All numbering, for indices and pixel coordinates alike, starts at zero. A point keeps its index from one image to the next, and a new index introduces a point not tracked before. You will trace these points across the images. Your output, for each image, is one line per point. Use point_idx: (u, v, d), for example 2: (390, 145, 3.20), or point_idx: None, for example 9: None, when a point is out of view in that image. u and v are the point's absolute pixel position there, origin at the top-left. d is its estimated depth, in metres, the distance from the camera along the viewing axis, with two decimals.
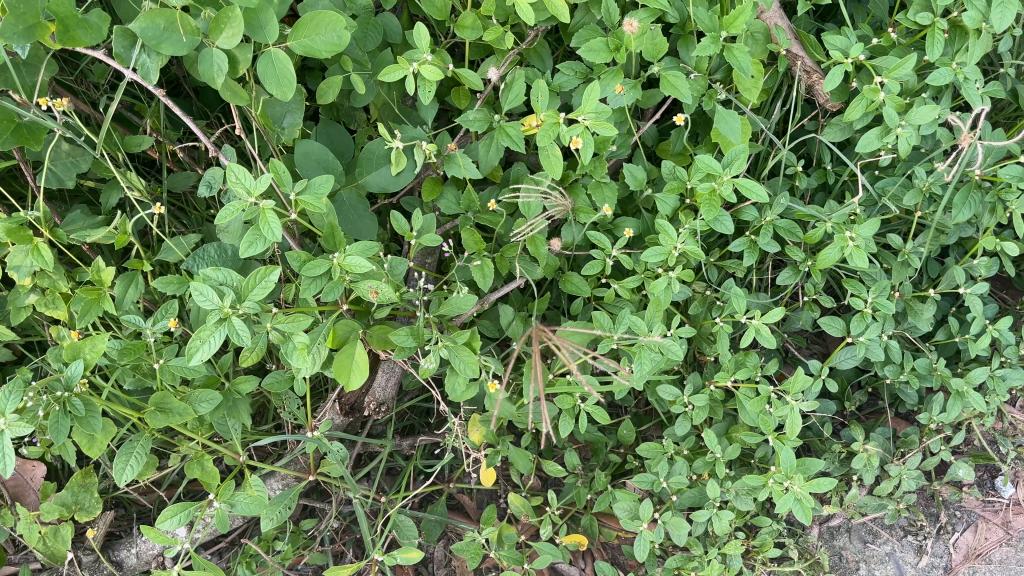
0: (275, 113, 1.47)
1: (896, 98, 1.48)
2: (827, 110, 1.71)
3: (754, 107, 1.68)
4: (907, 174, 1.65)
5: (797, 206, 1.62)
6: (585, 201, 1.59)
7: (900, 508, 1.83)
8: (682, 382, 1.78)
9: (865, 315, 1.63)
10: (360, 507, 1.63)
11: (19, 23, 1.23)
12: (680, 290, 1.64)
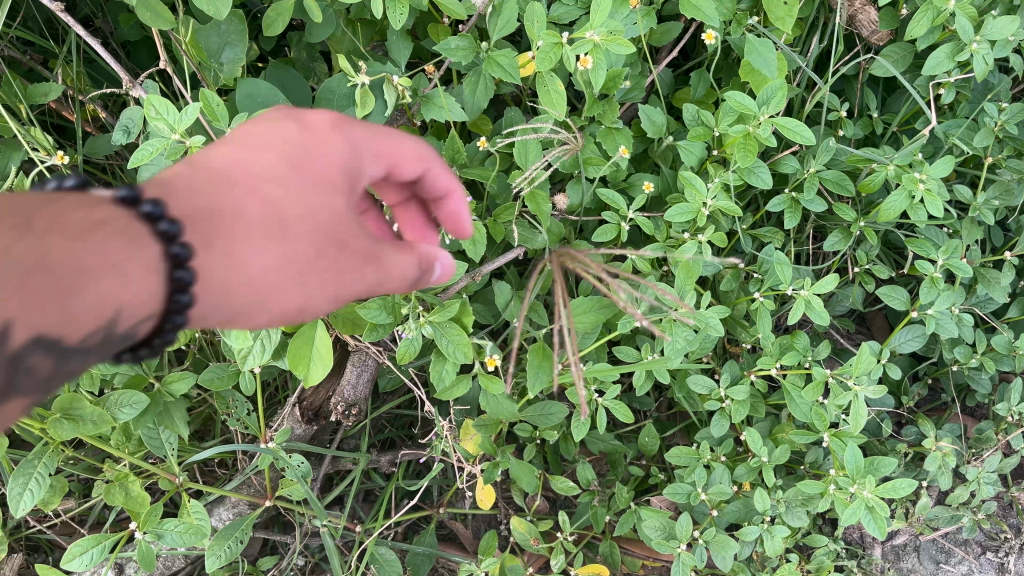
0: (211, 46, 1.20)
1: (968, 8, 1.22)
2: (872, 47, 1.46)
3: (788, 42, 1.42)
4: (973, 115, 1.39)
5: (848, 151, 1.35)
6: (595, 150, 1.30)
7: (978, 519, 1.52)
8: (715, 376, 1.49)
9: (935, 281, 1.34)
10: (329, 538, 1.31)
11: None
12: (711, 259, 1.36)
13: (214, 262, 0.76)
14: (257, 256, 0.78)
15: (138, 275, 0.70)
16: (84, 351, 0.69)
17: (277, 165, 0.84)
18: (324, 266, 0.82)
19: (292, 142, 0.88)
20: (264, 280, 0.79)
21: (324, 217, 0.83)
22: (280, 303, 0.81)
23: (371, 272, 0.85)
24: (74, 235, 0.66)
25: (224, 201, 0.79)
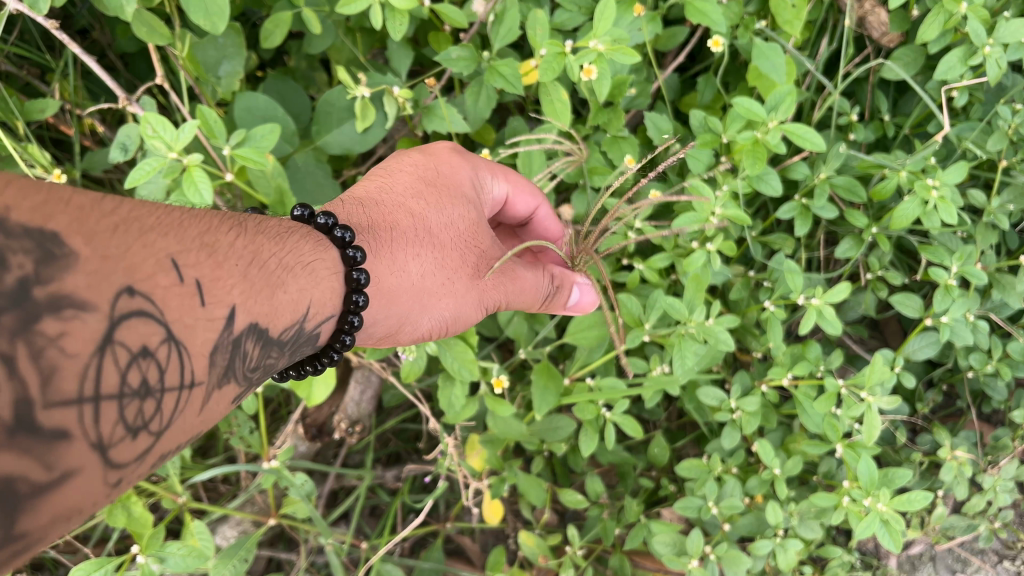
0: (209, 60, 1.18)
1: (981, 11, 1.19)
2: (882, 49, 1.43)
3: (796, 45, 1.39)
4: (987, 118, 1.36)
5: (859, 156, 1.33)
6: (600, 159, 1.28)
7: (996, 528, 1.49)
8: (725, 386, 1.46)
9: (949, 288, 1.31)
10: (334, 555, 1.27)
11: None
12: (720, 269, 1.33)
13: (390, 267, 0.95)
14: (421, 264, 0.98)
15: (324, 281, 0.85)
16: (270, 347, 0.77)
17: (417, 185, 1.04)
18: (473, 273, 1.02)
19: (422, 163, 1.08)
20: (432, 276, 0.98)
21: (459, 227, 1.03)
22: (445, 300, 1.00)
23: (511, 282, 1.06)
24: (249, 236, 0.80)
25: (393, 219, 0.99)
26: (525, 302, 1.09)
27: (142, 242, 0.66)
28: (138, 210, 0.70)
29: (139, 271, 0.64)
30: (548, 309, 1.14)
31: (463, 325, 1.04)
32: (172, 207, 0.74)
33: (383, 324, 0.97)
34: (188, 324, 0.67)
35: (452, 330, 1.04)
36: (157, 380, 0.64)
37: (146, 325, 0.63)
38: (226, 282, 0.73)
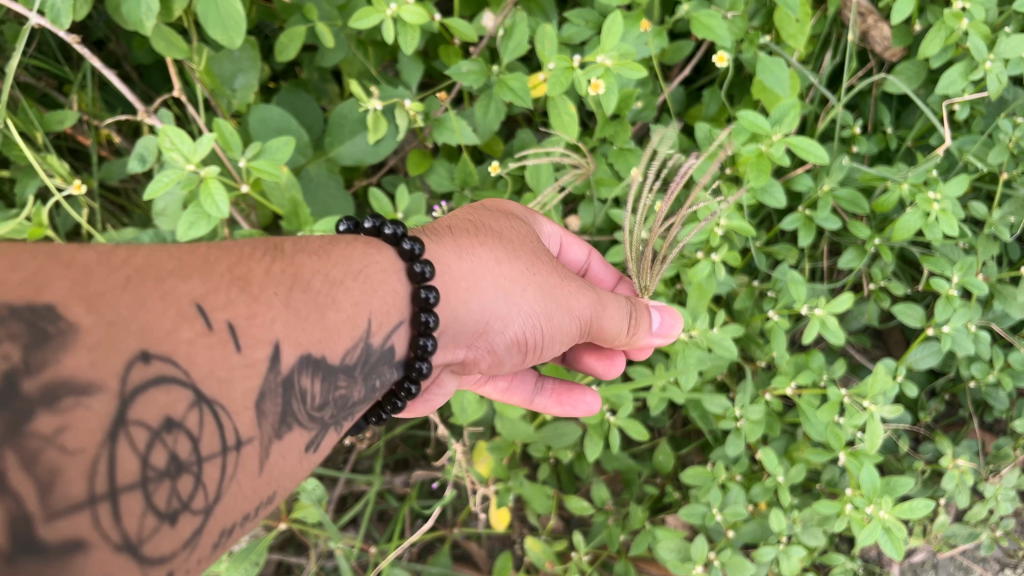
0: (224, 73, 1.21)
1: (982, 27, 1.22)
2: (885, 62, 1.45)
3: (800, 58, 1.41)
4: (988, 131, 1.38)
5: (862, 169, 1.35)
6: (606, 171, 1.31)
7: (998, 536, 1.51)
8: (730, 394, 1.48)
9: (950, 298, 1.33)
10: (343, 559, 1.29)
11: None
12: (725, 278, 1.35)
13: (463, 261, 0.95)
14: (491, 259, 0.97)
15: (379, 295, 0.87)
16: (330, 374, 0.80)
17: (482, 210, 1.07)
18: (545, 267, 1.01)
19: (485, 201, 1.11)
20: (507, 266, 0.98)
21: (530, 241, 1.04)
22: (529, 292, 0.98)
23: (588, 281, 1.05)
24: (292, 256, 0.82)
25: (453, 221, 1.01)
26: (615, 310, 1.06)
27: (160, 298, 0.69)
28: (161, 261, 0.72)
29: (153, 334, 0.67)
30: (641, 330, 1.10)
31: (557, 326, 1.01)
32: (194, 251, 0.77)
33: (470, 325, 0.96)
34: (220, 378, 0.70)
35: (546, 333, 1.00)
36: (195, 445, 0.67)
37: (171, 391, 0.66)
38: (265, 316, 0.75)
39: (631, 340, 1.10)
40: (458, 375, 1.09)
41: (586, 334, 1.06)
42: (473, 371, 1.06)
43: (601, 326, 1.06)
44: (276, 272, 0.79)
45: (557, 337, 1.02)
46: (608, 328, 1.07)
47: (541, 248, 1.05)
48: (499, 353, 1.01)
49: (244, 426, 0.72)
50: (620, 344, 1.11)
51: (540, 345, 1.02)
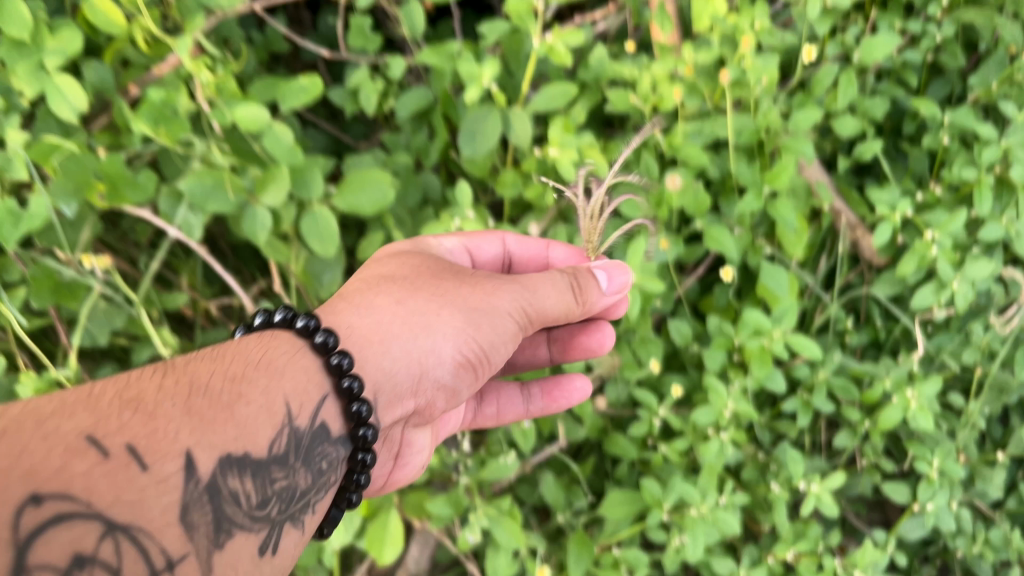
0: (315, 270, 1.47)
1: (950, 253, 1.45)
2: (874, 265, 1.67)
3: (800, 261, 1.65)
4: (964, 331, 1.59)
5: (852, 365, 1.57)
6: (631, 356, 1.53)
7: None
8: (738, 554, 1.65)
9: (932, 480, 1.51)
10: None
11: (69, 183, 1.35)
12: (733, 453, 1.54)
13: (369, 317, 1.16)
14: (386, 302, 1.18)
15: (286, 376, 1.04)
16: (254, 469, 0.94)
17: (391, 258, 1.30)
18: (452, 290, 1.21)
19: (394, 248, 1.34)
20: (413, 307, 1.18)
21: (423, 270, 1.25)
22: (446, 315, 1.18)
23: (508, 282, 1.23)
24: (179, 373, 0.97)
25: (360, 284, 1.23)
26: (542, 287, 1.24)
27: (47, 438, 0.80)
28: (44, 407, 0.85)
29: (40, 474, 0.77)
30: (590, 295, 1.26)
31: (490, 326, 1.20)
32: (76, 390, 0.90)
33: (404, 368, 1.16)
34: (137, 493, 0.82)
35: (481, 340, 1.20)
36: (115, 571, 0.77)
37: (76, 528, 0.76)
38: (167, 427, 0.89)
39: (585, 306, 1.27)
40: (429, 418, 1.30)
41: (528, 323, 1.24)
42: (439, 409, 1.26)
43: (537, 305, 1.23)
44: (179, 389, 0.94)
45: (494, 338, 1.21)
46: (546, 306, 1.24)
47: (439, 271, 1.26)
48: (448, 380, 1.21)
49: (177, 539, 0.84)
50: (574, 312, 1.27)
51: (483, 354, 1.21)
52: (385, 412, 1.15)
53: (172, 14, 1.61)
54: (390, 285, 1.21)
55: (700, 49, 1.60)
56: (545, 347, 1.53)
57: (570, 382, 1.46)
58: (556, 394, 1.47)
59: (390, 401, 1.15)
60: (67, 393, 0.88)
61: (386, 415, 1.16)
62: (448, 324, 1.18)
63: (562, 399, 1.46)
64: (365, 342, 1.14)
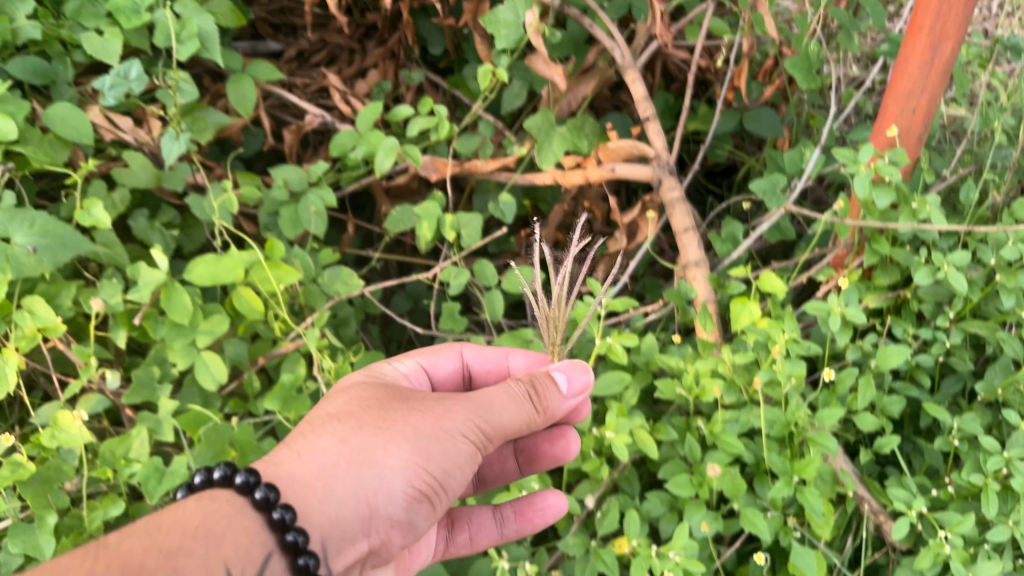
0: None
1: (961, 551, 1.63)
2: (898, 547, 1.84)
3: (828, 540, 1.83)
4: None
5: None
6: None
7: None
8: None
9: None
10: None
11: (210, 449, 1.66)
12: None
13: (317, 459, 1.23)
14: (331, 442, 1.25)
15: (227, 542, 1.10)
16: None
17: (336, 403, 1.37)
18: (400, 421, 1.28)
19: (335, 395, 1.42)
20: (358, 443, 1.25)
21: (365, 407, 1.33)
22: (394, 448, 1.25)
23: (461, 404, 1.32)
24: (107, 555, 1.00)
25: (310, 427, 1.30)
26: (495, 405, 1.33)
27: None
28: None
29: None
30: (550, 400, 1.39)
31: (442, 453, 1.27)
32: None
33: (352, 509, 1.21)
34: None
35: (434, 469, 1.26)
36: None
37: None
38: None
39: (544, 413, 1.39)
40: (390, 556, 1.33)
41: (484, 440, 1.32)
42: (398, 545, 1.31)
43: (492, 422, 1.32)
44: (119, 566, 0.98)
45: (447, 464, 1.27)
46: (501, 420, 1.33)
47: (380, 405, 1.34)
48: (402, 514, 1.26)
49: None
50: (536, 420, 1.38)
51: (435, 482, 1.27)
52: (336, 556, 1.20)
53: (302, 300, 1.99)
54: (334, 428, 1.28)
55: (738, 352, 1.88)
56: (511, 463, 1.79)
57: (541, 504, 1.68)
58: (528, 516, 1.69)
59: (342, 543, 1.21)
60: None
61: (339, 558, 1.21)
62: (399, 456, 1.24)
63: (535, 518, 1.68)
64: (320, 491, 1.20)
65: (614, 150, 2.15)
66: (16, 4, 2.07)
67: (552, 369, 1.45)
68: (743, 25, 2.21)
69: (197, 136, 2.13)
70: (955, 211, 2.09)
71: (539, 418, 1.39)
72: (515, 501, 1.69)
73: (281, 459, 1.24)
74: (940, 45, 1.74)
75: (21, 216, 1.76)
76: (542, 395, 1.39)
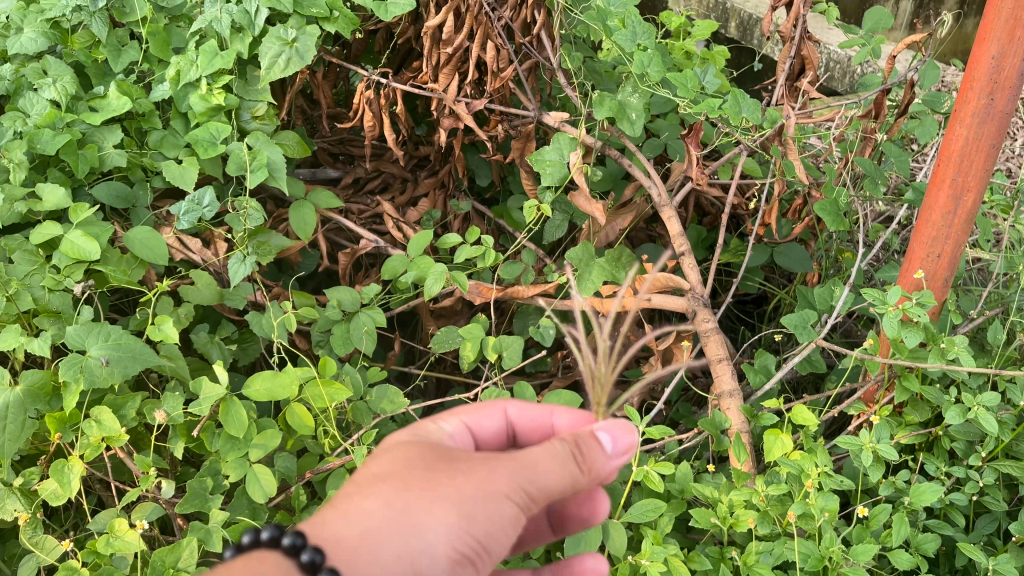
0: None
1: None
2: None
3: None
4: None
5: None
6: None
7: None
8: None
9: None
10: None
11: None
12: None
13: (356, 522, 1.08)
14: (372, 503, 1.10)
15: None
16: None
17: (379, 458, 1.21)
18: (442, 483, 1.12)
19: (377, 451, 1.25)
20: (401, 503, 1.09)
21: (409, 464, 1.16)
22: (438, 509, 1.09)
23: (505, 462, 1.15)
24: None
25: (348, 486, 1.15)
26: (542, 465, 1.16)
27: None
28: None
29: None
30: (599, 459, 1.21)
31: (487, 517, 1.11)
32: None
33: (395, 575, 1.05)
34: None
35: (480, 534, 1.10)
36: None
37: None
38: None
39: (590, 475, 1.20)
40: None
41: (529, 503, 1.15)
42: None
43: (541, 485, 1.15)
44: None
45: (492, 529, 1.11)
46: (548, 484, 1.16)
47: (421, 463, 1.17)
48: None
49: None
50: (585, 482, 1.20)
51: (481, 548, 1.11)
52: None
53: (350, 417, 2.07)
54: (376, 487, 1.12)
55: (772, 483, 1.91)
56: (545, 522, 1.62)
57: (579, 566, 1.61)
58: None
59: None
60: None
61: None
62: (442, 521, 1.08)
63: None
64: (359, 557, 1.05)
65: (649, 282, 2.20)
66: (106, 134, 2.28)
67: (597, 428, 1.25)
68: (774, 168, 2.35)
69: (260, 258, 2.27)
70: (983, 350, 2.15)
71: (590, 479, 1.21)
72: (552, 563, 1.63)
73: (321, 521, 1.10)
74: (961, 196, 1.85)
75: (97, 330, 1.91)
76: (593, 456, 1.20)
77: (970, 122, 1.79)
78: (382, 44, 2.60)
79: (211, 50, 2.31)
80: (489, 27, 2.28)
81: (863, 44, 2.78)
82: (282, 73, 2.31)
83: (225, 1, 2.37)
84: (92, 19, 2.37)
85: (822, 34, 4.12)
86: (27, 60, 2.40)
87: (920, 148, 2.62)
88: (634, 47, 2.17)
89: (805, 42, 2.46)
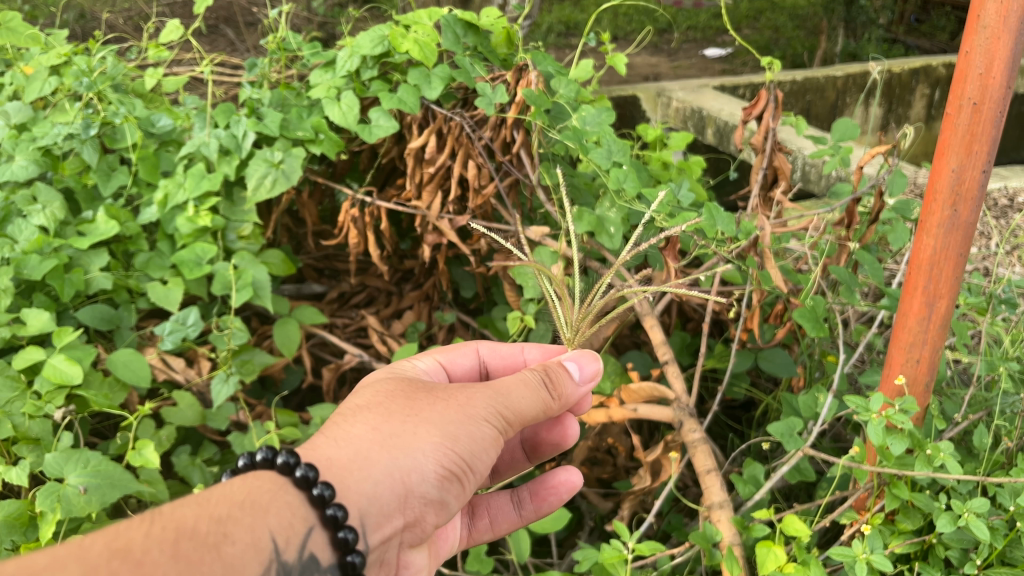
0: None
1: None
2: None
3: None
4: None
5: None
6: None
7: None
8: None
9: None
10: None
11: None
12: None
13: (347, 447, 1.31)
14: (361, 431, 1.33)
15: (271, 515, 1.18)
16: None
17: (364, 391, 1.45)
18: (426, 409, 1.37)
19: (360, 387, 1.48)
20: (385, 429, 1.33)
21: (389, 397, 1.40)
22: (424, 432, 1.33)
23: (481, 391, 1.41)
24: (168, 517, 1.08)
25: (342, 416, 1.38)
26: (514, 392, 1.42)
27: None
28: (57, 566, 0.96)
29: None
30: (564, 387, 1.50)
31: (468, 436, 1.35)
32: (69, 542, 1.00)
33: (387, 487, 1.29)
34: None
35: (462, 450, 1.34)
36: None
37: None
38: (156, 572, 1.00)
39: (559, 400, 1.48)
40: (428, 535, 1.41)
41: (506, 425, 1.41)
42: (431, 525, 1.38)
43: (513, 408, 1.41)
44: (179, 533, 1.06)
45: (473, 446, 1.35)
46: (520, 405, 1.42)
47: (401, 395, 1.41)
48: (435, 493, 1.34)
49: None
50: (551, 406, 1.48)
51: (466, 464, 1.35)
52: (374, 532, 1.28)
53: None
54: (361, 419, 1.35)
55: None
56: (520, 452, 1.90)
57: (554, 482, 1.79)
58: (543, 496, 1.82)
59: (378, 520, 1.29)
60: (75, 547, 0.99)
61: (376, 536, 1.29)
62: (427, 441, 1.32)
63: (549, 497, 1.80)
64: (355, 478, 1.28)
65: (636, 391, 2.18)
66: (93, 258, 2.31)
67: (564, 359, 1.54)
68: (751, 278, 2.39)
69: (244, 377, 2.27)
70: (971, 454, 2.15)
71: (557, 402, 1.49)
72: (529, 483, 1.82)
73: (316, 447, 1.31)
74: (934, 303, 1.88)
75: (77, 458, 1.89)
76: (558, 383, 1.48)
77: (937, 233, 1.84)
78: (367, 163, 2.66)
79: (199, 173, 2.38)
80: (470, 147, 2.38)
81: (833, 153, 2.87)
82: (268, 193, 2.36)
83: (214, 127, 2.45)
84: (84, 146, 2.44)
85: (793, 141, 4.26)
86: (17, 187, 2.46)
87: (895, 252, 2.69)
88: (610, 164, 2.24)
89: (776, 154, 2.55)
